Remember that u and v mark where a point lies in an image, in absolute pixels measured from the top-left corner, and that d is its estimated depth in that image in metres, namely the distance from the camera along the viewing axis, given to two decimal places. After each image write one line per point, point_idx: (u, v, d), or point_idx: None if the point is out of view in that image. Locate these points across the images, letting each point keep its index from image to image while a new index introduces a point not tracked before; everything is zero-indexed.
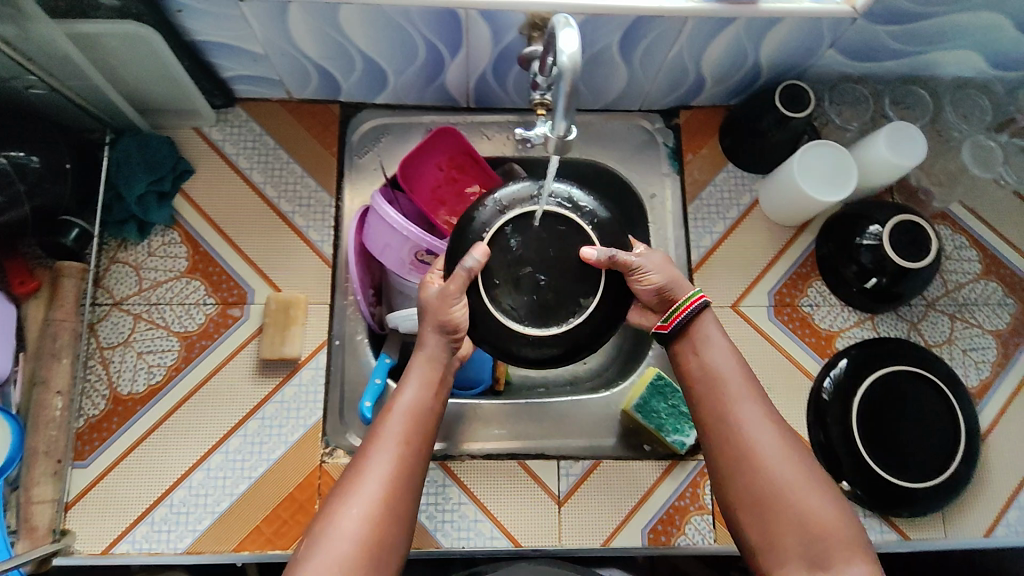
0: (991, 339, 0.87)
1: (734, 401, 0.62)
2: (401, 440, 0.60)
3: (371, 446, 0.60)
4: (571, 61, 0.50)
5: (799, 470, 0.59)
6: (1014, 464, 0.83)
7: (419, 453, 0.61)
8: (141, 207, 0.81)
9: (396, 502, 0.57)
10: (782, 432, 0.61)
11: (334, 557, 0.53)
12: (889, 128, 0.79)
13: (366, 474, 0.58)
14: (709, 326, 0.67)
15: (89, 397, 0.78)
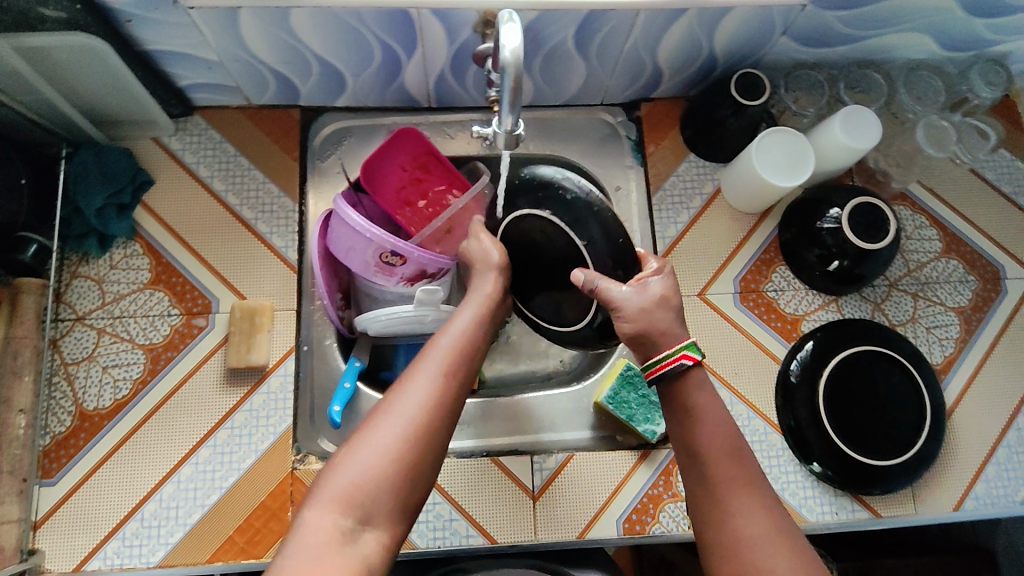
0: (954, 315, 0.88)
1: (719, 474, 0.58)
2: (448, 361, 0.59)
3: (419, 363, 0.58)
4: (514, 57, 0.50)
5: (783, 550, 0.53)
6: (980, 438, 0.84)
7: (466, 379, 0.59)
8: (100, 219, 0.80)
9: (441, 418, 0.55)
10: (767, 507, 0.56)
11: (372, 461, 0.51)
12: (844, 111, 0.80)
13: (412, 385, 0.56)
14: (698, 394, 0.62)
15: (55, 415, 0.77)
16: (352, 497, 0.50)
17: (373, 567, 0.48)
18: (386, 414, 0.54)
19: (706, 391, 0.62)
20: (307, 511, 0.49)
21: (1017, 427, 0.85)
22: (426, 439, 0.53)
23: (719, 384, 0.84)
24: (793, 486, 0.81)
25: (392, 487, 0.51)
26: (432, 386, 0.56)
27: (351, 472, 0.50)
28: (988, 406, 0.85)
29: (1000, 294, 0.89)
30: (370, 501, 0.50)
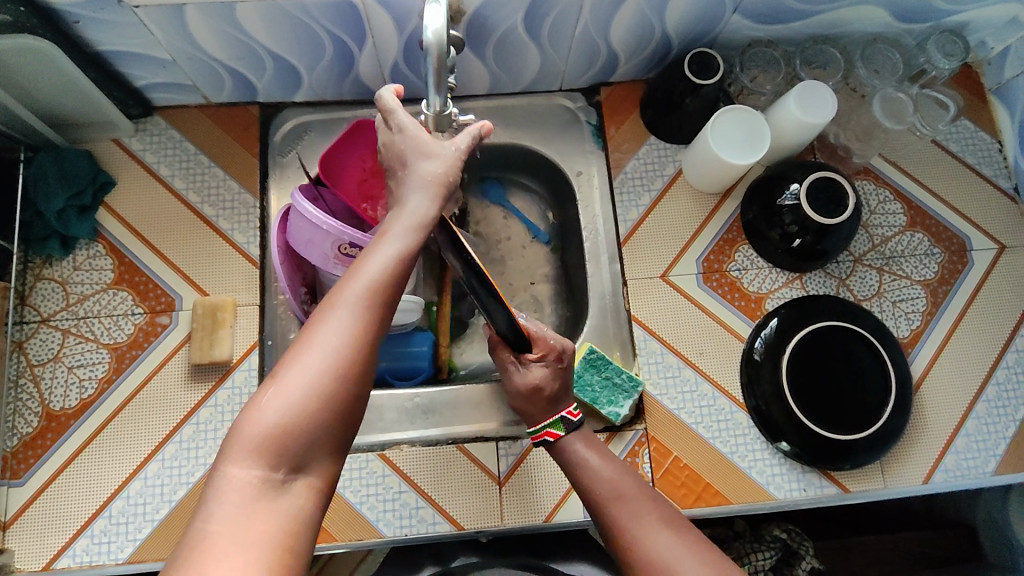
0: (921, 289, 0.88)
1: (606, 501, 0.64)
2: (377, 277, 0.53)
3: (344, 289, 0.52)
4: (433, 37, 0.52)
5: (669, 543, 0.59)
6: (950, 410, 0.84)
7: (396, 302, 0.54)
8: (61, 221, 0.80)
9: (369, 355, 0.51)
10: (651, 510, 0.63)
11: (295, 402, 0.47)
12: (799, 87, 0.79)
13: (335, 310, 0.51)
14: (578, 446, 0.70)
15: (21, 416, 0.78)
16: (277, 443, 0.47)
17: (305, 516, 0.47)
18: (306, 353, 0.49)
19: (585, 445, 0.70)
20: (227, 463, 0.46)
21: (986, 398, 0.84)
22: (353, 377, 0.49)
23: (683, 364, 0.84)
24: (761, 464, 0.81)
25: (318, 423, 0.48)
26: (359, 319, 0.51)
27: (273, 420, 0.47)
28: (957, 378, 0.85)
29: (966, 266, 0.89)
30: (297, 442, 0.47)
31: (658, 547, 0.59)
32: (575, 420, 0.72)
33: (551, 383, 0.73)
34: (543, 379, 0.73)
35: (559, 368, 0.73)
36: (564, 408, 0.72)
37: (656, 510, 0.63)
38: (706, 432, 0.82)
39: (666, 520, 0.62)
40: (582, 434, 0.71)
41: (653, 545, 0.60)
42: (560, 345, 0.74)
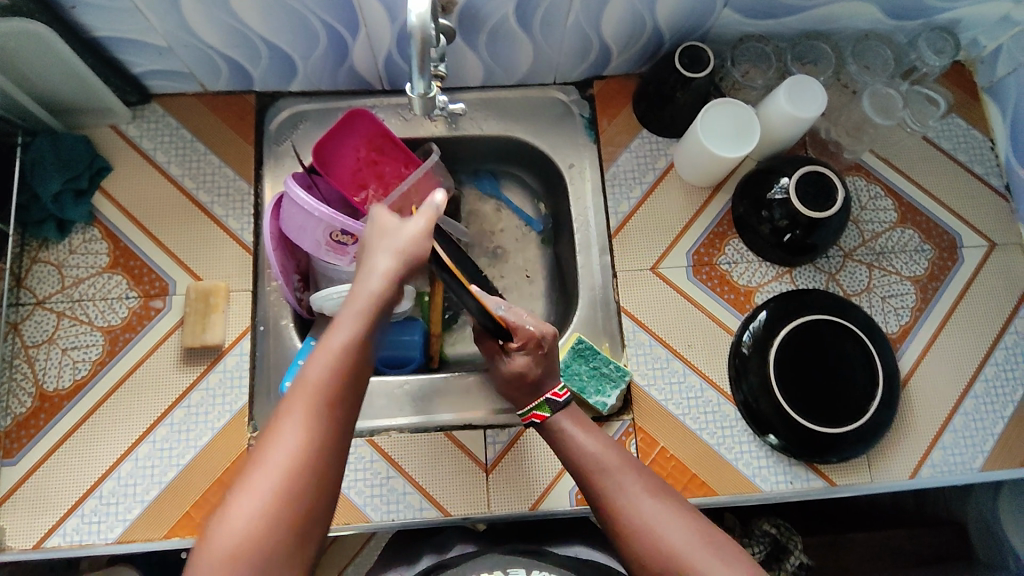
0: (910, 285, 0.88)
1: (597, 473, 0.65)
2: (321, 389, 0.55)
3: (292, 401, 0.55)
4: (418, 21, 0.54)
5: (662, 508, 0.61)
6: (938, 405, 0.84)
7: (347, 408, 0.56)
8: (57, 205, 0.82)
9: (321, 462, 0.53)
10: (641, 478, 0.64)
11: (247, 526, 0.49)
12: (788, 82, 0.80)
13: (282, 431, 0.53)
14: (565, 424, 0.71)
15: (15, 396, 0.79)
16: (233, 565, 0.48)
17: None
18: (256, 473, 0.52)
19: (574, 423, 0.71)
20: None
21: (974, 395, 0.85)
22: (303, 492, 0.51)
23: (671, 356, 0.84)
24: (748, 456, 0.82)
25: (273, 544, 0.49)
26: (305, 431, 0.53)
27: (228, 545, 0.48)
28: (945, 373, 0.85)
29: (956, 263, 0.89)
30: (255, 562, 0.48)
31: (650, 513, 0.61)
32: (559, 401, 0.72)
33: (536, 367, 0.73)
34: (528, 364, 0.73)
35: (542, 354, 0.73)
36: (548, 391, 0.72)
37: (645, 480, 0.64)
38: (693, 423, 0.82)
39: (656, 489, 0.63)
40: (571, 411, 0.72)
41: (642, 511, 0.61)
42: (542, 331, 0.74)
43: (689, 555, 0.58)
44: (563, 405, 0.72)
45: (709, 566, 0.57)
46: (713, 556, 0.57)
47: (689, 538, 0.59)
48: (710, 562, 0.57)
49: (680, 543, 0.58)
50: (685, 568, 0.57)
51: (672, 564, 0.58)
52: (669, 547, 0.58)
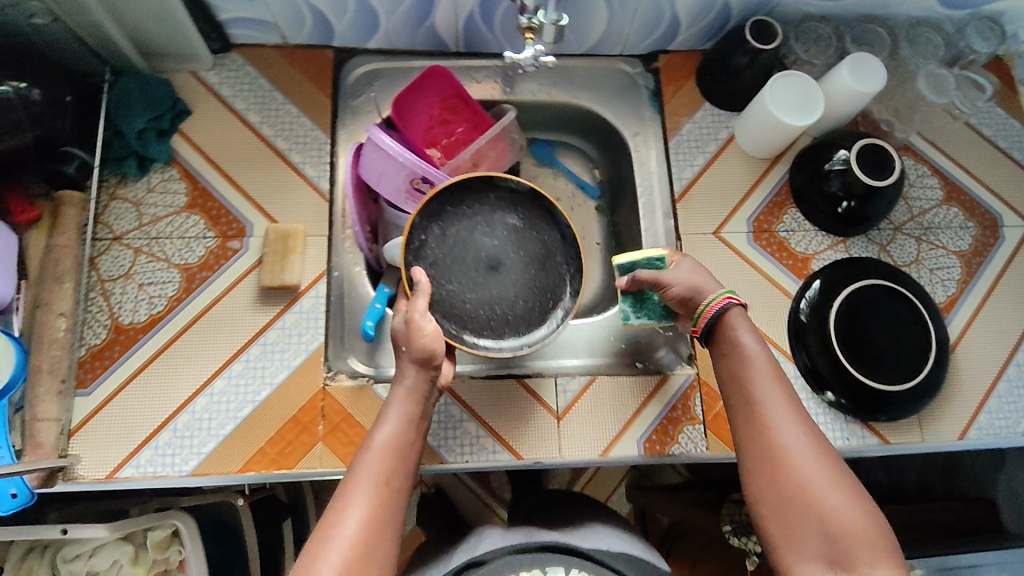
0: (956, 259, 0.92)
1: (753, 384, 0.64)
2: (378, 475, 0.61)
3: (351, 483, 0.60)
4: None
5: (808, 437, 0.60)
6: (983, 371, 0.88)
7: (402, 489, 0.62)
8: (140, 142, 0.82)
9: (378, 538, 0.58)
10: (793, 404, 0.63)
11: None
12: (850, 58, 0.85)
13: (346, 512, 0.58)
14: (740, 324, 0.68)
15: (91, 328, 0.79)
16: None
17: None
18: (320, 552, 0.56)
19: (750, 331, 0.68)
20: None
21: (1016, 362, 0.89)
22: (366, 566, 0.56)
23: None
24: (806, 413, 0.85)
25: None
26: (366, 511, 0.58)
27: None
28: (989, 341, 0.89)
29: (998, 240, 0.93)
30: None
31: (795, 438, 0.60)
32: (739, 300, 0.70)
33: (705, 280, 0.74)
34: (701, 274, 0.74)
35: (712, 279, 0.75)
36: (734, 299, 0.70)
37: (797, 408, 0.63)
38: None
39: (805, 420, 0.62)
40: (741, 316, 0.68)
41: (783, 433, 0.61)
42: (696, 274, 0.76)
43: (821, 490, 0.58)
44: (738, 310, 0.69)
45: (836, 504, 0.57)
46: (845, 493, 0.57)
47: (825, 475, 0.58)
48: (840, 501, 0.57)
49: (813, 474, 0.58)
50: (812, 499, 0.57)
51: (798, 490, 0.58)
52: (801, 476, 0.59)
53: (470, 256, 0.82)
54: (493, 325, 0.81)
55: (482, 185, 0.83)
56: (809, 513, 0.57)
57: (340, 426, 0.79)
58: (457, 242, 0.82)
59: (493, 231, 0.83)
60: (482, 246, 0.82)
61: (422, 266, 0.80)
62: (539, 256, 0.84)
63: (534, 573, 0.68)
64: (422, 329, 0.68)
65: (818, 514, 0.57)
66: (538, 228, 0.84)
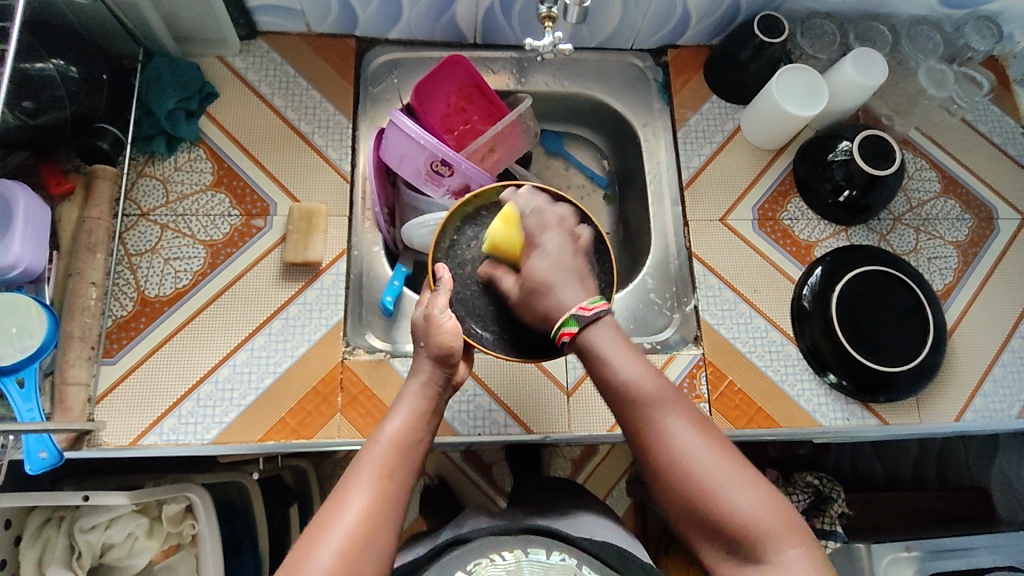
0: (953, 249, 0.95)
1: (644, 406, 0.64)
2: (382, 466, 0.62)
3: (353, 476, 0.61)
4: None
5: (701, 442, 0.62)
6: (978, 356, 0.91)
7: (405, 482, 0.63)
8: (170, 121, 0.85)
9: (381, 522, 0.59)
10: (683, 414, 0.64)
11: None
12: (854, 53, 0.88)
13: (349, 498, 0.59)
14: (606, 340, 0.67)
15: (118, 299, 0.81)
16: None
17: None
18: (323, 535, 0.57)
19: (616, 343, 0.67)
20: None
21: (1011, 348, 0.91)
22: (370, 552, 0.57)
23: (739, 299, 0.90)
24: (809, 393, 0.87)
25: None
26: (368, 498, 0.59)
27: None
28: (985, 328, 0.92)
29: (994, 232, 0.96)
30: None
31: (690, 448, 0.62)
32: (586, 315, 0.67)
33: (546, 271, 0.72)
34: (534, 270, 0.73)
35: (558, 264, 0.72)
36: (575, 303, 0.69)
37: (687, 413, 0.64)
38: (759, 360, 0.88)
39: (695, 421, 0.64)
40: (608, 321, 0.69)
41: (678, 444, 0.62)
42: (557, 246, 0.74)
43: (724, 492, 0.59)
44: (590, 321, 0.68)
45: (741, 501, 0.59)
46: (748, 487, 0.60)
47: (724, 475, 0.60)
48: (747, 500, 0.59)
49: (715, 478, 0.60)
50: (716, 504, 0.59)
51: (701, 498, 0.60)
52: (703, 481, 0.60)
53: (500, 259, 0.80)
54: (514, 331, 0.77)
55: (516, 190, 0.83)
56: (718, 518, 0.59)
57: (358, 398, 0.81)
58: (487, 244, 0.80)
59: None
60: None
61: (450, 264, 0.79)
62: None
63: (514, 554, 0.63)
64: (441, 325, 0.70)
65: (730, 524, 0.58)
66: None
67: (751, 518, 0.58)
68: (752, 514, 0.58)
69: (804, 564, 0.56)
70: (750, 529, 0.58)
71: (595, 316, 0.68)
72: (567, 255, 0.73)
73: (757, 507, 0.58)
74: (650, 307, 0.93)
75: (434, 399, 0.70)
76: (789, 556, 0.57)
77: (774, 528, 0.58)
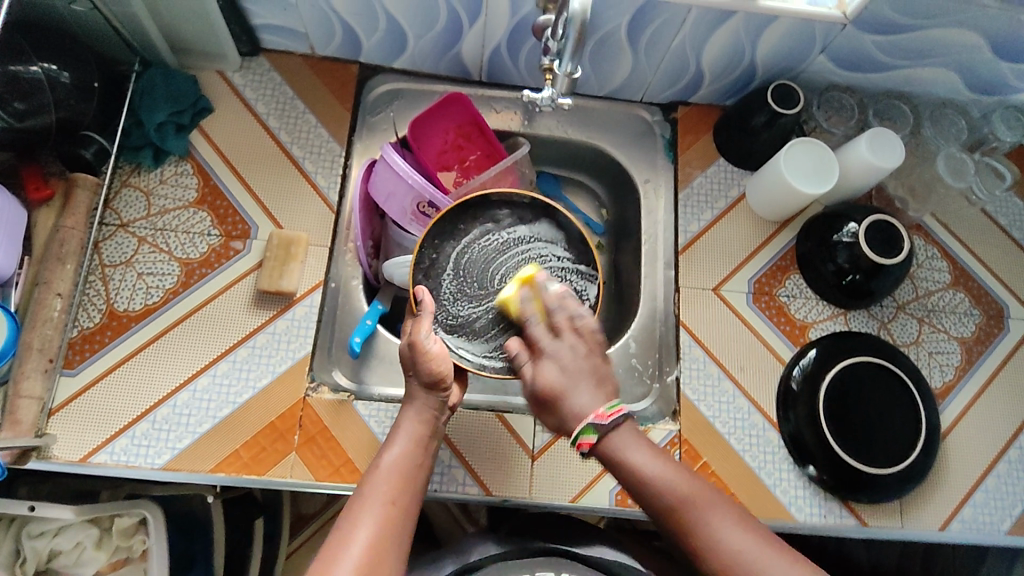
0: (957, 345, 0.90)
1: (680, 507, 0.66)
2: (385, 496, 0.65)
3: (359, 504, 0.64)
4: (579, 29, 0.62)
5: (744, 531, 0.63)
6: (972, 463, 0.86)
7: (409, 510, 0.65)
8: (158, 135, 0.84)
9: (385, 552, 0.61)
10: (728, 510, 0.65)
11: None
12: (871, 132, 0.84)
13: (356, 529, 0.62)
14: (627, 438, 0.71)
15: (86, 310, 0.80)
16: None
17: None
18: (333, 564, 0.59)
19: (638, 446, 0.70)
20: None
21: (1007, 459, 0.87)
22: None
23: (723, 376, 0.86)
24: (786, 484, 0.83)
25: None
26: (372, 529, 0.62)
27: None
28: (982, 434, 0.87)
29: (1003, 331, 0.92)
30: None
31: (732, 538, 0.63)
32: (604, 424, 0.70)
33: (553, 378, 0.72)
34: (549, 375, 0.72)
35: (563, 372, 0.73)
36: (592, 412, 0.70)
37: (729, 505, 0.66)
38: (736, 444, 0.84)
39: (739, 514, 0.65)
40: (627, 427, 0.72)
41: (724, 540, 0.63)
42: (566, 352, 0.74)
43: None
44: (608, 428, 0.70)
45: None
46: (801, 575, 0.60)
47: (771, 562, 0.61)
48: None
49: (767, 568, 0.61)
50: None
51: None
52: (751, 574, 0.61)
53: (480, 271, 0.82)
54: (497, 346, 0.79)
55: (495, 200, 0.83)
56: None
57: (316, 438, 0.79)
58: (466, 259, 0.82)
59: (503, 243, 0.83)
60: (489, 260, 0.82)
61: (430, 284, 0.80)
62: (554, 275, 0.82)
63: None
64: (427, 350, 0.71)
65: None
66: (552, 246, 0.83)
67: None
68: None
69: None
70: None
71: (612, 423, 0.70)
72: (575, 360, 0.73)
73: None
74: (630, 373, 0.90)
75: (433, 425, 0.72)
76: None
77: None
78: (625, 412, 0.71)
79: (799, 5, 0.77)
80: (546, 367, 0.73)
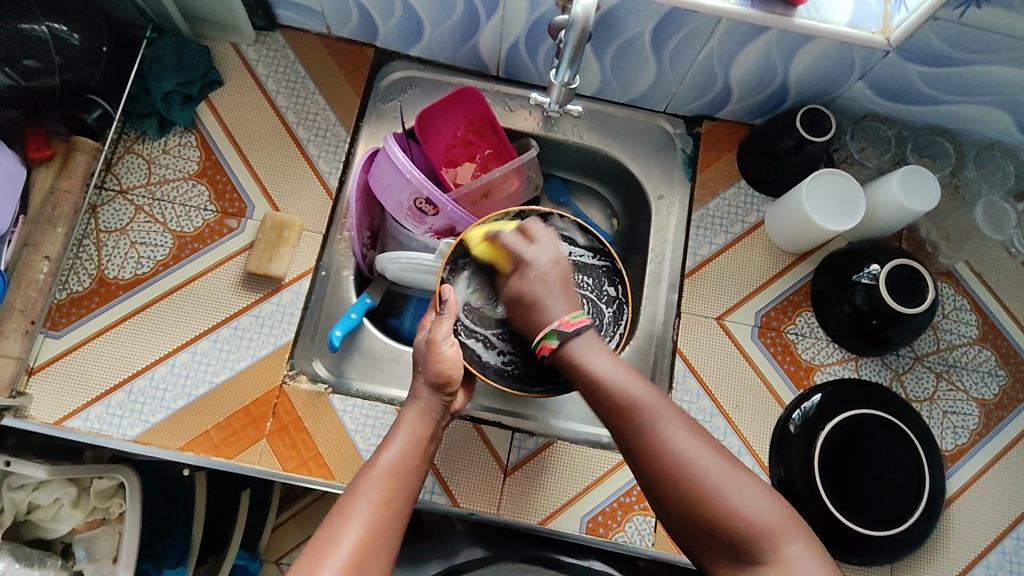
0: (975, 407, 0.84)
1: (630, 409, 0.62)
2: (381, 493, 0.61)
3: (352, 500, 0.60)
4: (579, 32, 0.60)
5: (698, 441, 0.60)
6: (975, 535, 0.80)
7: (403, 511, 0.61)
8: (164, 104, 0.83)
9: (379, 551, 0.57)
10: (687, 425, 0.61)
11: None
12: (905, 169, 0.78)
13: (347, 522, 0.58)
14: (586, 343, 0.67)
15: (76, 274, 0.80)
16: None
17: None
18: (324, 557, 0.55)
19: (593, 350, 0.66)
20: None
21: (1016, 535, 0.80)
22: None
23: (716, 412, 0.82)
24: None
25: None
26: (366, 524, 0.58)
27: None
28: (990, 504, 0.81)
29: None
30: None
31: (686, 443, 0.60)
32: (567, 330, 0.67)
33: (533, 289, 0.71)
34: (524, 287, 0.72)
35: (542, 282, 0.71)
36: (555, 318, 0.68)
37: (684, 415, 0.62)
38: None
39: (692, 424, 0.62)
40: (588, 335, 0.68)
41: (677, 446, 0.60)
42: (544, 258, 0.72)
43: (729, 491, 0.57)
44: (572, 335, 0.67)
45: (749, 503, 0.57)
46: (758, 496, 0.58)
47: (726, 474, 0.59)
48: (756, 501, 0.57)
49: (723, 481, 0.58)
50: (720, 505, 0.57)
51: (708, 500, 0.58)
52: (704, 482, 0.58)
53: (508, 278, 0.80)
54: (509, 357, 0.78)
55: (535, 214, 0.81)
56: (722, 520, 0.57)
57: (288, 428, 0.77)
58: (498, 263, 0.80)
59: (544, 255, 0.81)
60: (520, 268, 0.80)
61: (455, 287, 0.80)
62: (588, 289, 0.82)
63: None
64: (442, 352, 0.69)
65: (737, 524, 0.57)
66: (587, 257, 0.82)
67: (758, 518, 0.56)
68: (760, 516, 0.57)
69: (814, 562, 0.55)
70: (757, 529, 0.56)
71: (576, 330, 0.67)
72: (553, 267, 0.72)
73: (762, 508, 0.57)
74: None
75: (431, 428, 0.69)
76: (793, 554, 0.55)
77: (780, 526, 0.56)
78: (590, 323, 0.68)
79: (839, 26, 0.71)
80: (529, 284, 0.71)
